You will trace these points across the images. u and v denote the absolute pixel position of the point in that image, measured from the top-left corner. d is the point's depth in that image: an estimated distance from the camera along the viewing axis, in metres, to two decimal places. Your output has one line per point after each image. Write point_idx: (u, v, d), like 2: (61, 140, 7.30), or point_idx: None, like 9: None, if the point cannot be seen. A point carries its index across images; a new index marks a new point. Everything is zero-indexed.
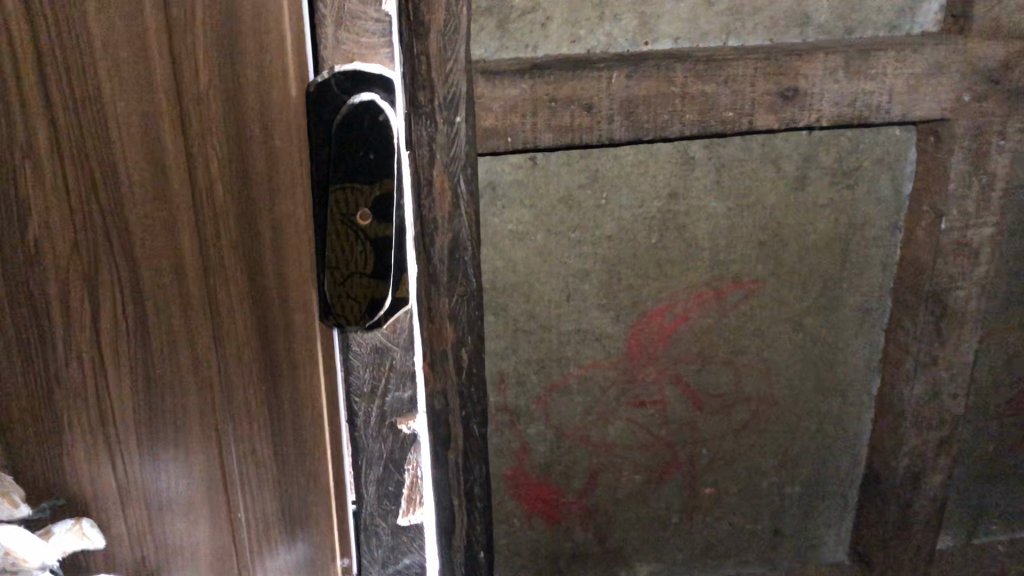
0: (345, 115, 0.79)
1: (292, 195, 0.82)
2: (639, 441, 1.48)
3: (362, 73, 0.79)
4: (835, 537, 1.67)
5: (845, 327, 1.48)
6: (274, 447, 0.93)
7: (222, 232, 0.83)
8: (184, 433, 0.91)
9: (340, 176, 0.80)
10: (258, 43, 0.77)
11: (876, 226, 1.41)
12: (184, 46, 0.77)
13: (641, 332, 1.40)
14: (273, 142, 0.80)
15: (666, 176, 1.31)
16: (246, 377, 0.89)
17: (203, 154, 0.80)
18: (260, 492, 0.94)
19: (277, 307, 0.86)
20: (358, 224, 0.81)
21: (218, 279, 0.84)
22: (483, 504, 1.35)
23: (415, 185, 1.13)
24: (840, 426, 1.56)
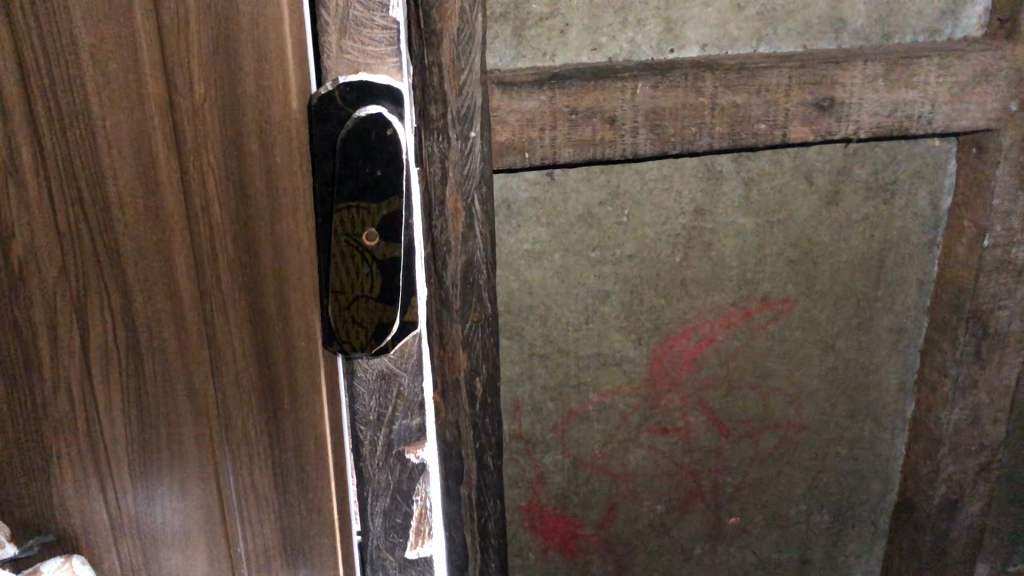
0: (349, 128, 0.73)
1: (290, 224, 0.78)
2: (662, 470, 1.40)
3: (369, 86, 0.73)
4: (864, 566, 1.59)
5: (880, 348, 1.40)
6: (274, 483, 0.88)
7: (222, 258, 0.78)
8: (188, 480, 0.86)
9: (345, 196, 0.74)
10: (257, 63, 0.72)
11: (913, 242, 1.33)
12: (185, 75, 0.72)
13: (663, 357, 1.32)
14: (268, 161, 0.75)
15: (691, 192, 1.23)
16: (246, 408, 0.84)
17: (201, 179, 0.75)
18: (262, 530, 0.90)
19: (274, 338, 0.82)
20: (364, 245, 0.75)
21: (215, 304, 0.80)
22: (497, 540, 1.27)
23: (426, 205, 1.05)
24: (873, 451, 1.48)
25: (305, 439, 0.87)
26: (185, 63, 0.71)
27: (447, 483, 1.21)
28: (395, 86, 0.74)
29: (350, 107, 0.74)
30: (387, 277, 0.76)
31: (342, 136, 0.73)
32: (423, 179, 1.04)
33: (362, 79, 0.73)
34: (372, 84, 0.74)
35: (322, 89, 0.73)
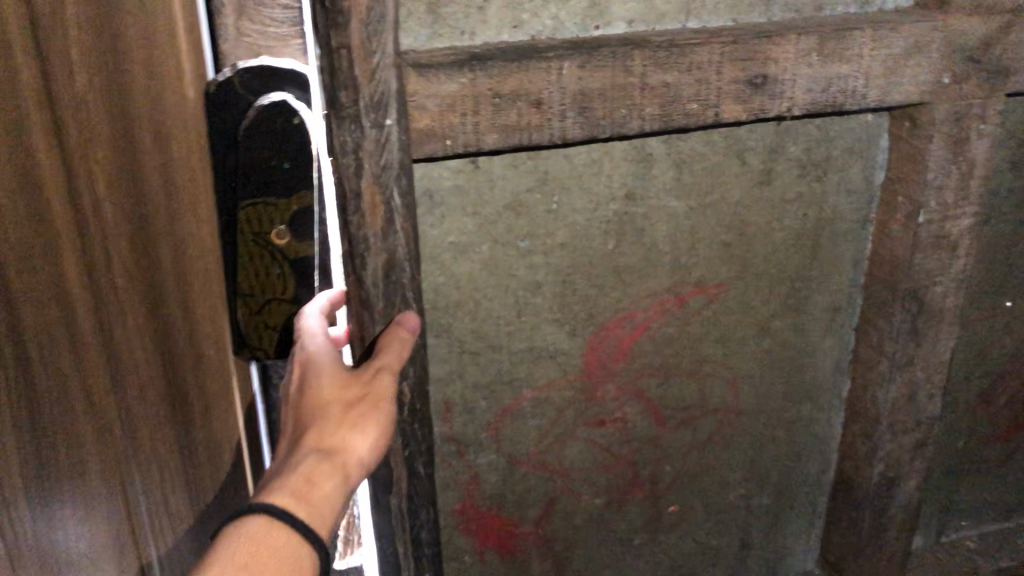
0: (253, 117, 0.99)
1: (183, 203, 1.04)
2: (600, 463, 1.35)
3: (273, 71, 1.00)
4: (804, 548, 1.58)
5: (815, 329, 1.36)
6: (169, 426, 1.10)
7: (117, 251, 0.99)
8: (95, 448, 1.05)
9: (252, 194, 1.02)
10: (150, 72, 0.98)
11: (847, 220, 1.29)
12: (67, 95, 0.92)
13: (598, 348, 1.26)
14: (163, 157, 1.01)
15: (622, 175, 1.17)
16: (143, 371, 1.05)
17: (87, 181, 0.95)
18: (160, 476, 1.12)
19: (170, 302, 1.06)
20: (274, 241, 1.03)
21: (110, 290, 1.00)
22: (430, 550, 1.20)
23: (341, 199, 0.98)
24: (811, 433, 1.45)
25: (200, 375, 1.12)
26: (68, 83, 0.92)
27: (376, 494, 1.15)
28: (296, 69, 1.00)
29: (255, 94, 1.00)
30: (296, 266, 1.05)
31: (247, 124, 1.00)
32: (338, 172, 0.97)
33: (265, 64, 1.00)
34: (275, 68, 1.00)
35: (223, 75, 1.00)
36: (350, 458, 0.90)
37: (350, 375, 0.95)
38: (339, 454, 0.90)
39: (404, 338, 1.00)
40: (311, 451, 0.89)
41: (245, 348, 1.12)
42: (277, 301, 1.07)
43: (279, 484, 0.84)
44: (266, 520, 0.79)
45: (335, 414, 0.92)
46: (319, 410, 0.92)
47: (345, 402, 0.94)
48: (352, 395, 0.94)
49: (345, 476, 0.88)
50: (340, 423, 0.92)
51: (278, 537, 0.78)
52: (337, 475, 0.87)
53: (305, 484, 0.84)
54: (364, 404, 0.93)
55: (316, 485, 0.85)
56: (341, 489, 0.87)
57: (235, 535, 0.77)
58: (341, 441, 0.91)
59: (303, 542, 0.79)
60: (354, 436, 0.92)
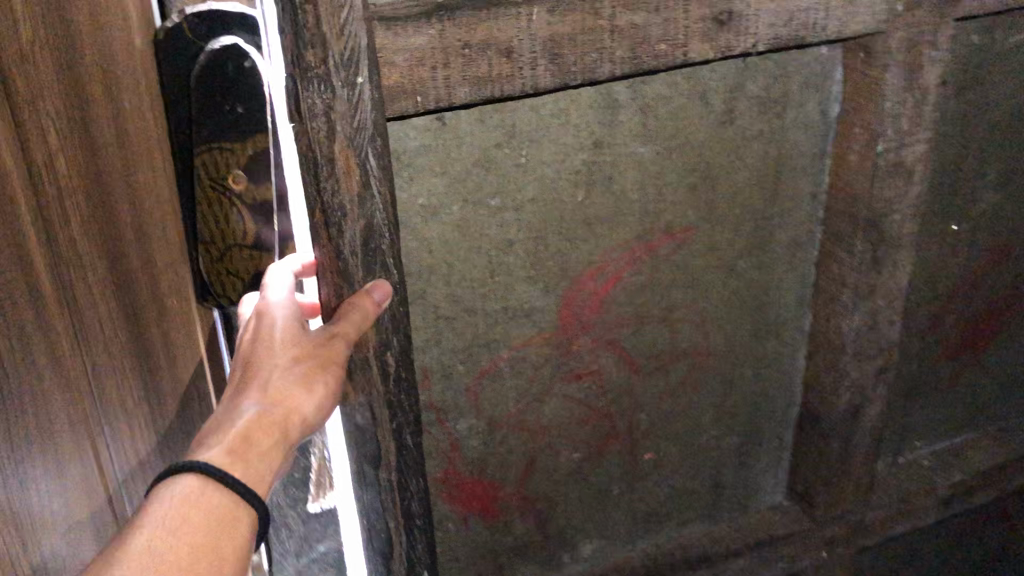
0: (203, 61, 0.97)
1: (139, 152, 0.99)
2: (578, 417, 1.34)
3: (219, 15, 0.98)
4: (772, 481, 1.61)
5: (778, 265, 1.37)
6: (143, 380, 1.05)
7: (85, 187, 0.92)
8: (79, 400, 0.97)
9: (205, 137, 1.00)
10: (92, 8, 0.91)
11: (805, 154, 1.30)
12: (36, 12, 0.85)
13: (572, 302, 1.24)
14: (113, 101, 0.94)
15: (589, 124, 1.14)
16: (115, 323, 0.99)
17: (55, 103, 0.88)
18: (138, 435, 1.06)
19: (132, 250, 1.00)
20: (231, 187, 1.02)
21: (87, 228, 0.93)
22: (422, 519, 1.18)
23: (312, 165, 0.93)
24: (776, 368, 1.47)
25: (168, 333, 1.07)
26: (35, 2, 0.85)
27: (363, 468, 1.12)
28: (243, 12, 1.00)
29: (204, 39, 0.98)
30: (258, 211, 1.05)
31: (198, 69, 0.97)
32: (310, 137, 0.92)
33: (209, 9, 0.98)
34: (221, 12, 0.98)
35: (170, 21, 0.98)
36: (293, 416, 0.91)
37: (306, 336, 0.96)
38: (283, 409, 0.90)
39: (370, 308, 0.98)
40: (253, 404, 0.90)
41: (208, 298, 1.10)
42: (237, 248, 1.06)
43: (217, 434, 0.85)
44: (198, 478, 0.79)
45: (286, 369, 0.93)
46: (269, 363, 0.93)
47: (296, 358, 0.94)
48: (306, 353, 0.95)
49: (284, 432, 0.89)
50: (290, 378, 0.93)
51: (213, 497, 0.78)
52: (275, 432, 0.89)
53: (243, 441, 0.85)
54: (315, 362, 0.94)
55: (254, 441, 0.86)
56: (279, 444, 0.88)
57: (167, 493, 0.77)
58: (288, 397, 0.91)
59: (239, 500, 0.80)
60: (299, 394, 0.92)
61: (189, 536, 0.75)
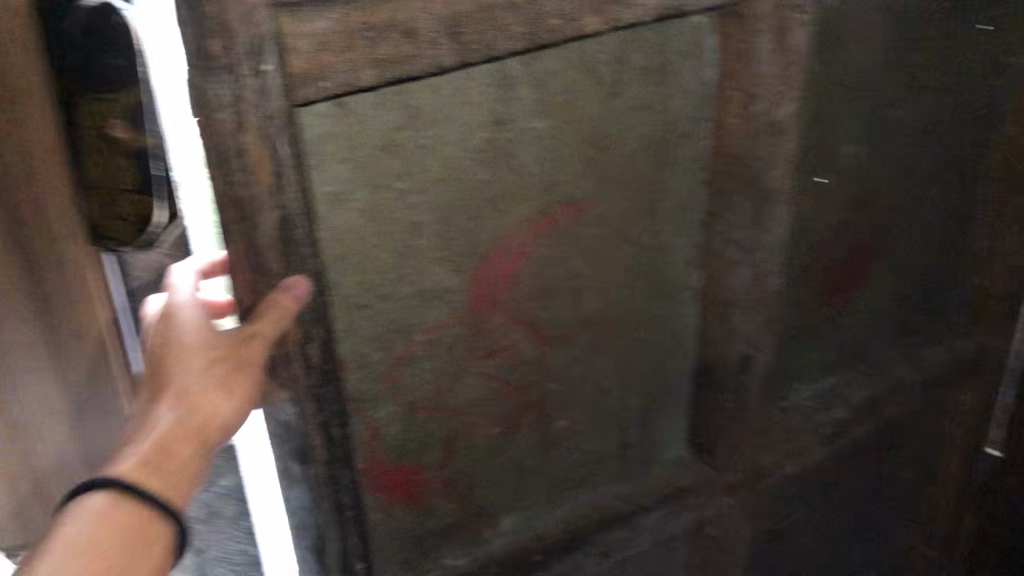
0: None
1: None
2: (493, 394, 1.36)
3: None
4: (675, 438, 1.68)
5: (669, 228, 1.43)
6: None
7: None
8: None
9: None
10: None
11: (688, 121, 1.36)
12: None
13: (480, 279, 1.26)
14: None
15: (487, 102, 1.16)
16: None
17: None
18: None
19: None
20: None
21: None
22: (353, 510, 1.18)
23: (220, 158, 0.91)
24: (674, 328, 1.53)
25: None
26: None
27: (290, 466, 1.10)
28: None
29: None
30: None
31: None
32: (217, 129, 0.89)
33: None
34: None
35: None
36: (212, 422, 0.95)
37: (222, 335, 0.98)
38: (203, 416, 0.95)
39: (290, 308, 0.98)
40: (170, 411, 0.93)
41: None
42: None
43: (133, 450, 0.89)
44: (116, 495, 0.85)
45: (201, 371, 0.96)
46: (185, 367, 0.96)
47: (211, 360, 0.97)
48: (224, 352, 0.97)
49: (203, 437, 0.94)
50: (209, 382, 0.96)
51: (128, 513, 0.85)
52: (195, 439, 0.94)
53: (160, 453, 0.90)
54: (236, 362, 0.96)
55: (174, 452, 0.91)
56: (199, 452, 0.93)
57: (83, 508, 0.84)
58: (205, 404, 0.95)
59: (161, 514, 0.87)
60: (222, 398, 0.96)
61: (105, 556, 0.82)
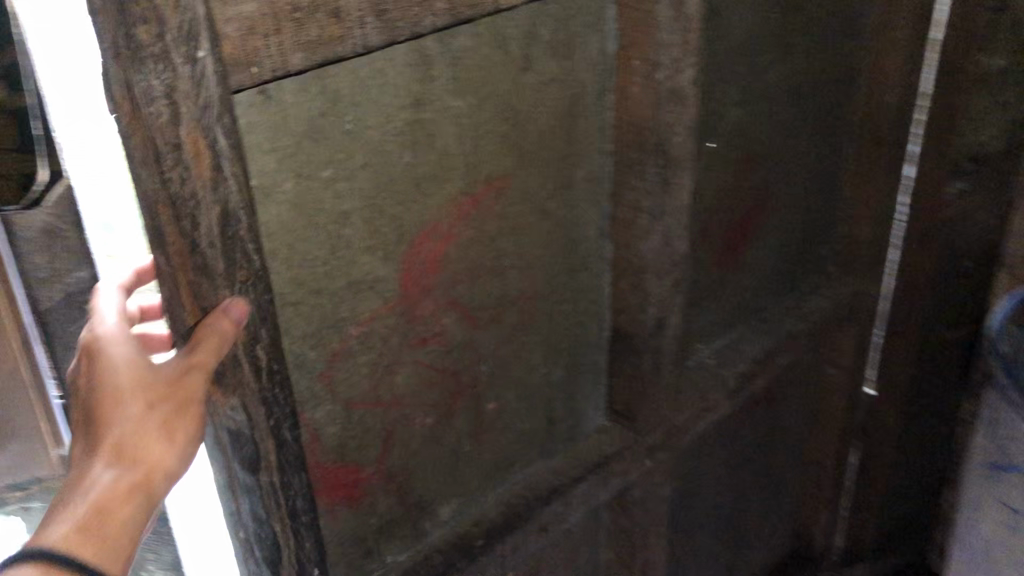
0: None
1: None
2: (427, 381, 1.34)
3: None
4: (594, 407, 1.71)
5: (581, 200, 1.45)
6: None
7: None
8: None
9: None
10: None
11: (591, 92, 1.38)
12: None
13: (410, 266, 1.24)
14: None
15: (407, 82, 1.14)
16: None
17: None
18: None
19: None
20: None
21: None
22: (308, 516, 1.13)
23: (153, 154, 0.85)
24: (587, 298, 1.56)
25: None
26: None
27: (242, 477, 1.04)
28: None
29: None
30: None
31: None
32: (148, 121, 0.84)
33: None
34: None
35: None
36: (154, 470, 0.97)
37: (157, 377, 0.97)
38: (143, 465, 0.96)
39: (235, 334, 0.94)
40: (107, 466, 0.95)
41: None
42: None
43: (70, 513, 0.91)
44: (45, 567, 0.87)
45: (139, 417, 0.96)
46: (122, 415, 0.96)
47: (147, 404, 0.97)
48: (160, 395, 0.96)
49: (142, 488, 0.95)
50: (145, 428, 0.96)
51: None
52: (135, 491, 0.95)
53: (96, 515, 0.92)
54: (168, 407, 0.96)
55: (111, 512, 0.93)
56: (138, 504, 0.95)
57: None
58: (145, 452, 0.96)
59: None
60: (158, 445, 0.97)
61: None
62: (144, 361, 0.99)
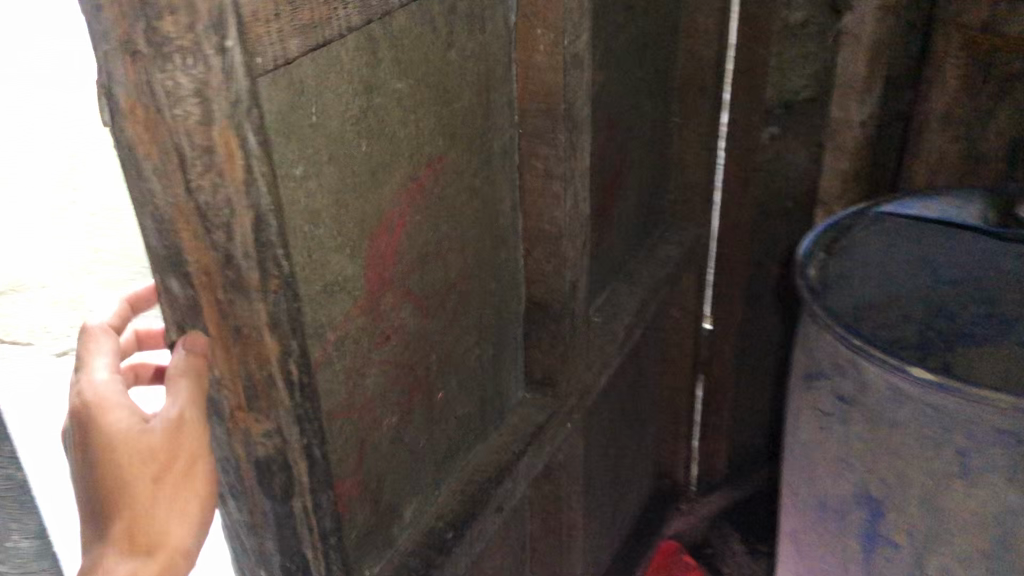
0: None
1: None
2: (389, 380, 1.29)
3: None
4: (515, 383, 1.71)
5: (497, 175, 1.45)
6: None
7: None
8: None
9: None
10: None
11: (499, 66, 1.38)
12: None
13: (372, 260, 1.18)
14: None
15: (360, 66, 1.08)
16: None
17: None
18: None
19: None
20: None
21: None
22: (331, 539, 1.05)
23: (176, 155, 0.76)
24: (506, 274, 1.56)
25: None
26: None
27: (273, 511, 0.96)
28: None
29: None
30: None
31: None
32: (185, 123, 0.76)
33: None
34: None
35: None
36: (175, 552, 0.87)
37: (157, 443, 0.85)
38: (160, 549, 0.86)
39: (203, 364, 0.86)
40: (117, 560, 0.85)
41: None
42: None
43: None
44: None
45: (146, 491, 0.86)
46: (127, 497, 0.85)
47: (154, 478, 0.86)
48: (165, 465, 0.86)
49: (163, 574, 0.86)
50: (157, 501, 0.86)
51: None
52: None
53: None
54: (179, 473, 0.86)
55: None
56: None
57: None
58: (163, 535, 0.86)
59: None
60: (172, 519, 0.87)
61: None
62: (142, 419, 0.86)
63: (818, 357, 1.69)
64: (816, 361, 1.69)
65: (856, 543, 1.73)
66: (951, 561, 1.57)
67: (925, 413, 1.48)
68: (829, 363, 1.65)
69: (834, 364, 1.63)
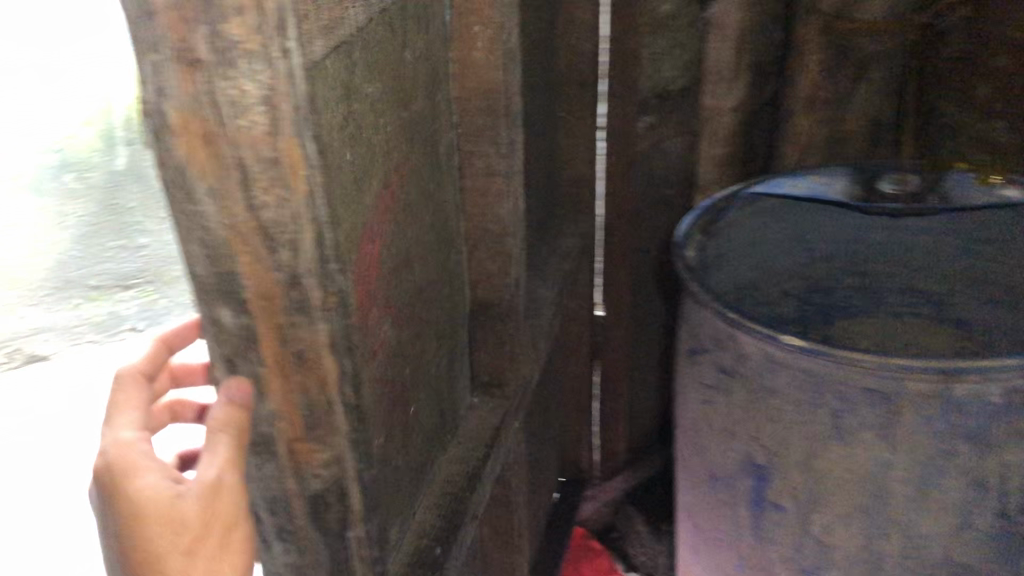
0: None
1: None
2: (380, 397, 1.24)
3: None
4: (464, 388, 1.68)
5: (442, 177, 1.42)
6: None
7: None
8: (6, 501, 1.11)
9: None
10: None
11: (438, 66, 1.35)
12: None
13: (362, 273, 1.12)
14: None
15: (345, 71, 1.03)
16: None
17: None
18: None
19: None
20: None
21: None
22: None
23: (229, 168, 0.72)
24: (452, 277, 1.53)
25: None
26: None
27: None
28: None
29: None
30: None
31: None
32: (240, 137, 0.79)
33: None
34: None
35: None
36: None
37: (191, 517, 0.86)
38: None
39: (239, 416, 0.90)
40: None
41: None
42: None
43: None
44: None
45: (178, 558, 0.88)
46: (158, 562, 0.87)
47: (186, 548, 0.87)
48: (194, 536, 0.87)
49: None
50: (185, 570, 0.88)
51: None
52: None
53: None
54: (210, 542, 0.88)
55: None
56: None
57: None
58: None
59: None
60: None
61: None
62: (177, 484, 0.87)
63: (699, 332, 1.81)
64: (699, 338, 1.81)
65: (747, 509, 1.83)
66: (830, 519, 1.67)
67: (796, 380, 1.60)
68: (710, 340, 1.78)
69: (712, 340, 1.77)
